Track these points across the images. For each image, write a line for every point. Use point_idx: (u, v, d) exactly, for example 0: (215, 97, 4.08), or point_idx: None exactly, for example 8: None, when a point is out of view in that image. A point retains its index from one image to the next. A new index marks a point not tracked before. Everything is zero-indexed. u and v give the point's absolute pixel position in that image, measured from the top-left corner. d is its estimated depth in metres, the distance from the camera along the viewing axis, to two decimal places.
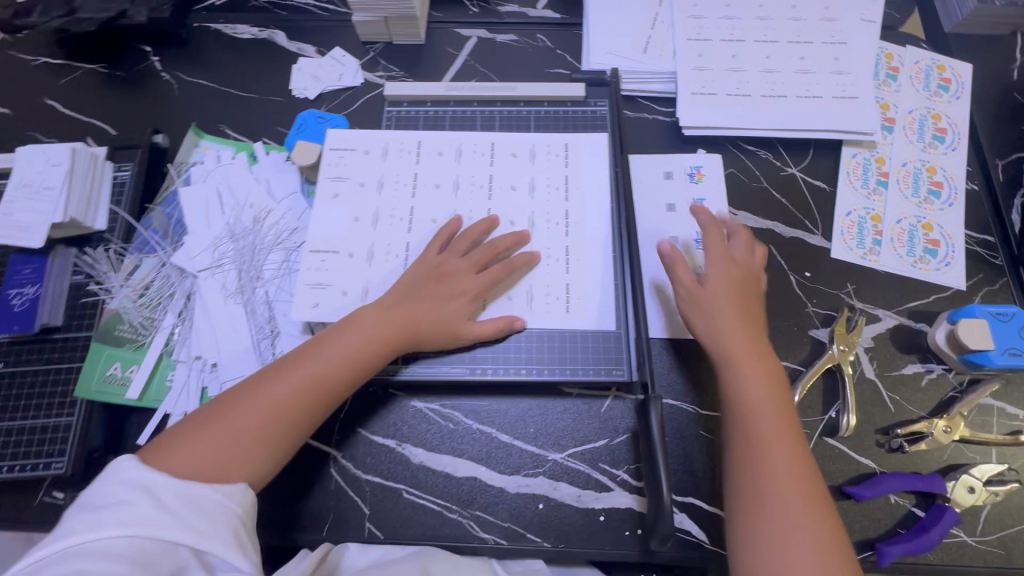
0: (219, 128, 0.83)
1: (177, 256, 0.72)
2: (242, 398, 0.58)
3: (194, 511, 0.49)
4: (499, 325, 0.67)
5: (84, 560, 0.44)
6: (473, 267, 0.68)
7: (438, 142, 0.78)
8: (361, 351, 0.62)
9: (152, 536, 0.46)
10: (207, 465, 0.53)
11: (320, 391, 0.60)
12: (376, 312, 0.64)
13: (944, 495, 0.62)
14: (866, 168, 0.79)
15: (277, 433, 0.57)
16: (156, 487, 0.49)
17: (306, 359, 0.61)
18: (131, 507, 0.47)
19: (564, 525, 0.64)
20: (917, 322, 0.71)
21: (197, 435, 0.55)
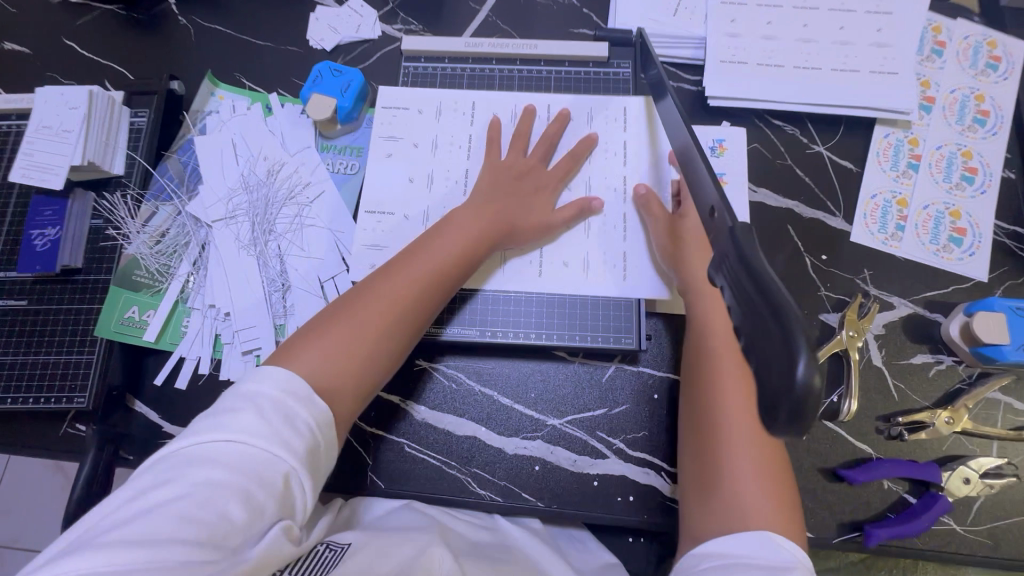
0: (235, 76, 0.82)
1: (192, 206, 0.73)
2: (353, 304, 0.57)
3: (290, 428, 0.46)
4: (577, 207, 0.70)
5: (190, 467, 0.42)
6: (541, 160, 0.72)
7: (457, 107, 0.77)
8: (462, 249, 0.64)
9: (250, 445, 0.43)
10: (347, 356, 0.53)
11: (431, 288, 0.61)
12: (468, 215, 0.66)
13: (938, 484, 0.62)
14: (897, 150, 0.75)
15: (396, 333, 0.58)
16: (259, 397, 0.46)
17: (409, 261, 0.61)
18: (235, 415, 0.45)
19: (558, 487, 0.66)
20: (932, 312, 0.70)
21: (327, 334, 0.54)
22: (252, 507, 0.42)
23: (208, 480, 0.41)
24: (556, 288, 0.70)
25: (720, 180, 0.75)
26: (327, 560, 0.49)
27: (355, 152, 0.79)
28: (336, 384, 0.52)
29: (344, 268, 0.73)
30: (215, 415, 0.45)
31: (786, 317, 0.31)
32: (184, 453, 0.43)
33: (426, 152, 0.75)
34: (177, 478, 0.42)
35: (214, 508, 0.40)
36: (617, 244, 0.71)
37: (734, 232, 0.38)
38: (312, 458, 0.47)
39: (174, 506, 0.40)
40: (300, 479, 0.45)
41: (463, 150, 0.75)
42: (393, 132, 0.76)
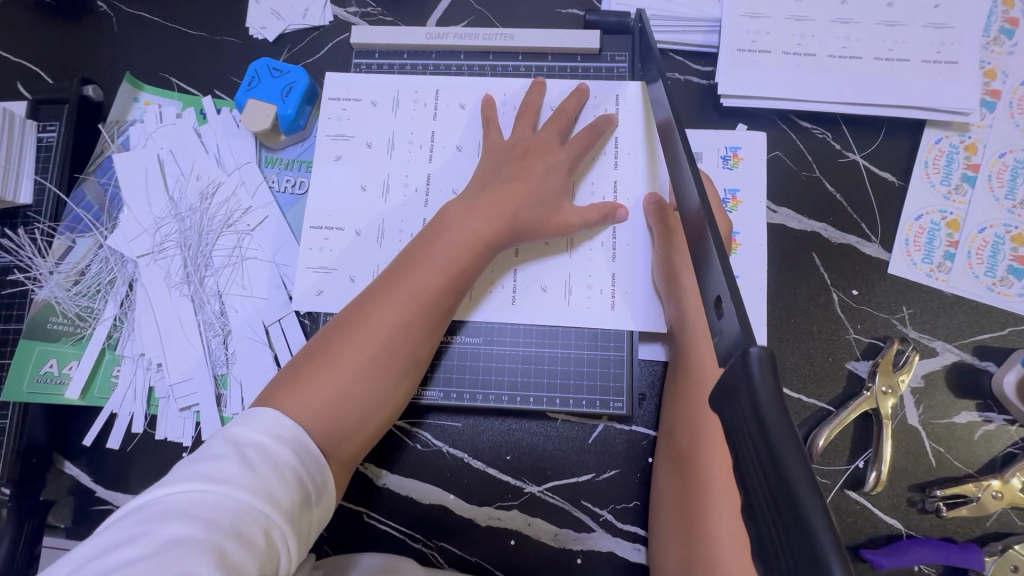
0: (160, 74, 0.69)
1: (113, 238, 0.63)
2: (339, 337, 0.52)
3: (277, 478, 0.43)
4: (600, 211, 0.58)
5: (163, 520, 0.39)
6: (555, 138, 0.60)
7: (414, 101, 0.64)
8: (458, 259, 0.54)
9: (230, 495, 0.41)
10: (329, 400, 0.50)
11: (424, 310, 0.53)
12: (466, 214, 0.56)
13: (977, 571, 0.54)
14: (950, 158, 0.62)
15: (388, 366, 0.52)
16: (248, 444, 0.44)
17: (397, 280, 0.54)
18: (219, 463, 0.42)
19: (536, 564, 0.58)
20: (982, 359, 0.59)
21: (312, 376, 0.50)
22: (225, 563, 0.38)
23: (178, 535, 0.38)
24: (532, 316, 0.58)
25: (732, 198, 0.63)
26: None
27: (304, 166, 0.67)
28: (321, 433, 0.49)
29: (292, 309, 0.63)
30: (199, 461, 0.43)
31: (821, 551, 0.22)
32: (159, 504, 0.41)
33: (380, 156, 0.63)
34: (148, 533, 0.39)
35: (180, 566, 0.37)
36: (602, 278, 0.59)
37: (750, 374, 0.27)
38: (299, 512, 0.44)
39: (139, 566, 0.37)
40: (283, 532, 0.42)
41: (422, 164, 0.63)
42: (343, 130, 0.64)
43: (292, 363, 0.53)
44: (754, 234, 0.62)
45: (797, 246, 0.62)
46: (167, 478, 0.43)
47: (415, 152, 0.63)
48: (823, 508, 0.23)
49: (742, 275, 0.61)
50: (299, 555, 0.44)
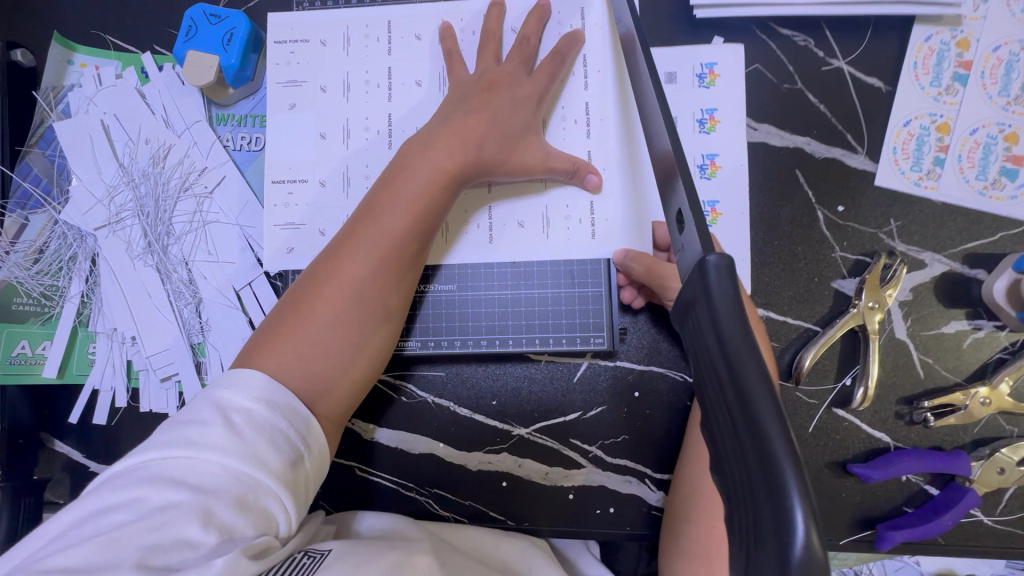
0: (92, 31, 0.64)
1: (67, 211, 0.61)
2: (311, 292, 0.50)
3: (267, 441, 0.42)
4: (570, 162, 0.55)
5: (148, 485, 0.39)
6: (521, 70, 0.56)
7: (366, 37, 0.59)
8: (424, 197, 0.52)
9: (217, 460, 0.40)
10: (309, 353, 0.49)
11: (396, 255, 0.52)
12: (427, 148, 0.53)
13: (965, 476, 0.54)
14: (941, 56, 0.58)
15: (364, 315, 0.51)
16: (235, 409, 0.43)
17: (363, 227, 0.52)
18: (204, 428, 0.41)
19: (529, 503, 0.59)
20: (972, 268, 0.57)
21: (289, 331, 0.49)
22: (217, 527, 0.38)
23: (168, 501, 0.38)
24: (507, 253, 0.57)
25: (710, 118, 0.60)
26: (304, 567, 0.40)
27: (258, 121, 0.64)
28: (304, 390, 0.48)
29: (262, 271, 0.61)
30: (186, 424, 0.42)
31: (776, 463, 0.20)
32: (149, 469, 0.40)
33: (336, 99, 0.59)
34: (138, 497, 0.38)
35: (173, 531, 0.37)
36: (581, 209, 0.56)
37: (710, 288, 0.26)
38: (293, 474, 0.44)
39: (132, 530, 0.37)
40: (275, 495, 0.41)
41: (380, 104, 0.59)
42: (295, 75, 0.59)
43: (267, 321, 0.51)
44: (735, 156, 0.59)
45: (781, 164, 0.59)
46: (157, 439, 0.42)
47: (372, 94, 0.59)
48: (777, 415, 0.21)
49: (721, 201, 0.59)
50: (296, 515, 0.43)
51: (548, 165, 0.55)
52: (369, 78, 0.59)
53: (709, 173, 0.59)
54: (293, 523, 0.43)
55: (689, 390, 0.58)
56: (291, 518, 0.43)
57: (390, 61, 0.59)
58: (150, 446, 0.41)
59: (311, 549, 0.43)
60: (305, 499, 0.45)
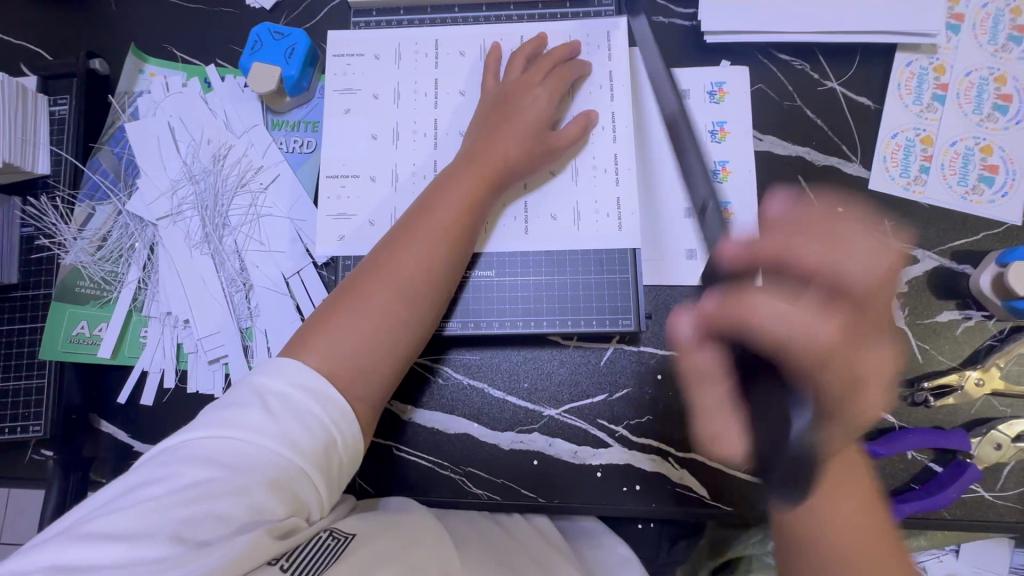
0: (163, 45, 0.71)
1: (132, 203, 0.66)
2: (364, 278, 0.54)
3: (299, 426, 0.45)
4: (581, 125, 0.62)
5: (184, 464, 0.42)
6: (545, 84, 0.62)
7: (415, 53, 0.67)
8: (471, 197, 0.57)
9: (254, 441, 0.43)
10: (362, 341, 0.52)
11: (445, 247, 0.56)
12: (477, 157, 0.58)
13: (966, 452, 0.58)
14: (921, 80, 0.66)
15: (414, 300, 0.54)
16: (271, 393, 0.46)
17: (415, 225, 0.56)
18: (243, 411, 0.45)
19: (558, 480, 0.62)
20: (960, 263, 0.63)
21: (342, 319, 0.52)
22: (249, 505, 0.41)
23: (206, 476, 0.42)
24: (542, 242, 0.62)
25: (721, 130, 0.67)
26: (330, 549, 0.44)
27: (310, 127, 0.70)
28: (358, 377, 0.51)
29: (310, 260, 0.66)
30: (228, 407, 0.46)
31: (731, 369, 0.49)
32: (192, 445, 0.44)
33: (387, 106, 0.66)
34: (176, 474, 0.42)
35: (206, 506, 0.41)
36: (609, 204, 0.62)
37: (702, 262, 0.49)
38: (325, 458, 0.46)
39: (170, 503, 0.40)
40: (305, 479, 0.44)
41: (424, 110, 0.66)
42: (351, 84, 0.66)
43: (320, 309, 0.55)
44: (743, 163, 0.66)
45: (785, 170, 0.66)
46: (203, 417, 0.46)
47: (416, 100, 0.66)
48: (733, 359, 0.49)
49: (733, 202, 0.65)
50: (326, 497, 0.46)
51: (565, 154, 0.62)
52: (417, 88, 0.66)
53: (721, 177, 0.66)
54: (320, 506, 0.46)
55: None
56: (323, 499, 0.46)
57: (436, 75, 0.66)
58: (193, 425, 0.45)
59: (336, 530, 0.47)
60: (337, 484, 0.48)
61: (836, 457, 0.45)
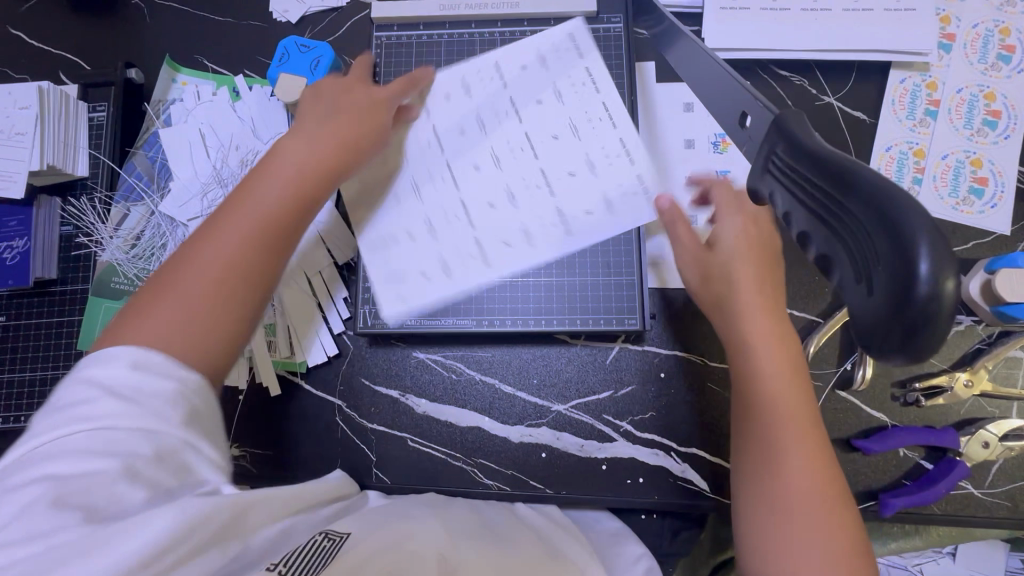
0: (196, 56, 0.75)
1: (165, 204, 0.69)
2: (189, 255, 0.47)
3: (161, 395, 0.40)
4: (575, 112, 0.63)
5: (41, 469, 0.36)
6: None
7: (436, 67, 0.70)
8: (310, 170, 0.55)
9: (121, 422, 0.38)
10: (178, 320, 0.45)
11: (285, 216, 0.52)
12: (303, 130, 0.57)
13: (955, 450, 0.61)
14: (914, 96, 0.70)
15: (276, 269, 0.50)
16: (105, 374, 0.40)
17: (238, 197, 0.51)
18: (90, 403, 0.38)
19: (565, 472, 0.65)
20: None
21: (154, 298, 0.46)
22: (143, 482, 0.37)
23: (84, 468, 0.36)
24: (550, 243, 0.63)
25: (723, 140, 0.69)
26: (325, 549, 0.44)
27: None
28: (186, 345, 0.44)
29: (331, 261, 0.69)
30: (66, 402, 0.38)
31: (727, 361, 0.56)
32: (45, 447, 0.37)
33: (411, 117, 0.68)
34: (38, 479, 0.36)
35: (95, 498, 0.36)
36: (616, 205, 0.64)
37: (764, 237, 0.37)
38: (200, 419, 0.42)
39: (45, 508, 0.35)
40: (189, 443, 0.40)
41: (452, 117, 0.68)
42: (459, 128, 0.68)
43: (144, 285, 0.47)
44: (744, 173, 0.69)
45: None
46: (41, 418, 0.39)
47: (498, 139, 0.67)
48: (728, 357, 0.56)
49: None
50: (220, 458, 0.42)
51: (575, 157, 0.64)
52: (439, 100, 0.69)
53: None
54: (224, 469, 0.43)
55: (709, 372, 0.65)
56: (218, 459, 0.42)
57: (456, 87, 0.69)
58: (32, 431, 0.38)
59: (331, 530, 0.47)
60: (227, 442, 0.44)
61: (780, 432, 0.49)
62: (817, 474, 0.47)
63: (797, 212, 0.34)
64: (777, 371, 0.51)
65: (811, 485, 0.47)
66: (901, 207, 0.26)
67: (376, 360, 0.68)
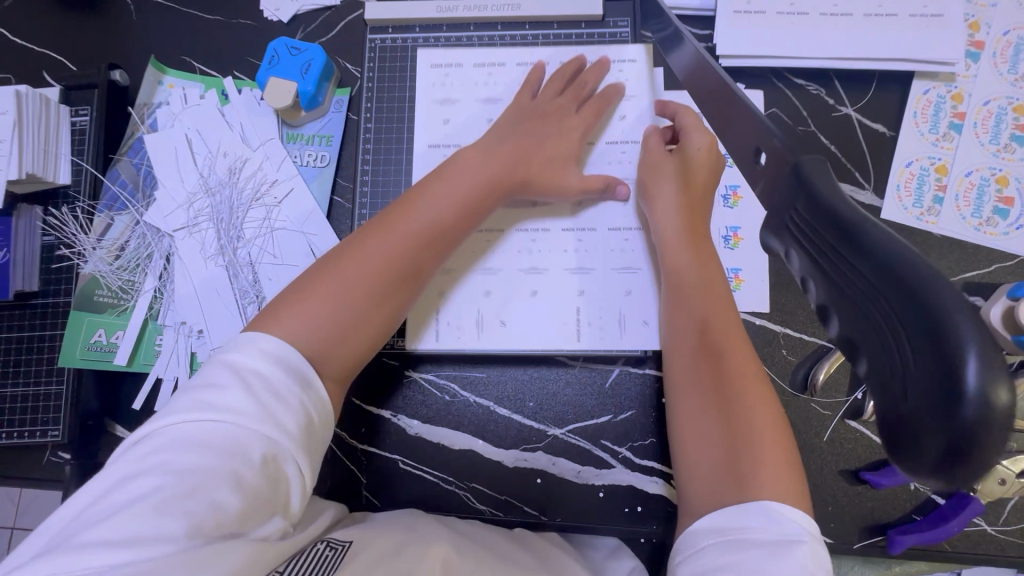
0: (182, 57, 0.72)
1: (150, 214, 0.67)
2: (345, 255, 0.56)
3: (284, 407, 0.46)
4: (600, 181, 0.65)
5: (172, 452, 0.43)
6: (573, 104, 0.67)
7: (441, 77, 0.70)
8: (457, 207, 0.60)
9: (237, 423, 0.44)
10: (332, 318, 0.53)
11: (428, 240, 0.59)
12: (448, 181, 0.61)
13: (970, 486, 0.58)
14: (937, 108, 0.66)
15: (395, 293, 0.57)
16: (251, 372, 0.47)
17: (407, 208, 0.59)
18: (221, 393, 0.46)
19: (561, 499, 0.62)
20: (970, 295, 0.63)
21: (319, 286, 0.54)
22: (242, 488, 0.42)
23: (196, 465, 0.42)
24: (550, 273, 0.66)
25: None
26: (328, 559, 0.47)
27: (324, 141, 0.70)
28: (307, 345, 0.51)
29: None
30: (203, 389, 0.46)
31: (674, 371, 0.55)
32: (167, 434, 0.44)
33: (418, 128, 0.69)
34: (164, 462, 0.42)
35: (202, 496, 0.41)
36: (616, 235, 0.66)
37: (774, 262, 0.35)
38: (305, 433, 0.48)
39: (167, 496, 0.41)
40: (292, 457, 0.46)
41: (459, 128, 0.69)
42: (536, 264, 0.66)
43: (310, 270, 0.57)
44: None
45: None
46: (171, 409, 0.46)
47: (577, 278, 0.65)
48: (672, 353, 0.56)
49: (743, 227, 0.65)
50: (310, 476, 0.47)
51: (588, 186, 0.65)
52: (444, 111, 0.69)
53: (732, 202, 0.66)
54: (306, 491, 0.47)
55: None
56: (309, 478, 0.48)
57: (463, 96, 0.69)
58: (167, 414, 0.45)
59: (333, 539, 0.51)
60: (317, 463, 0.49)
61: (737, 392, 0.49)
62: (768, 412, 0.48)
63: (815, 274, 0.29)
64: (732, 331, 0.53)
65: (759, 434, 0.47)
66: (945, 303, 0.22)
67: (369, 379, 0.65)
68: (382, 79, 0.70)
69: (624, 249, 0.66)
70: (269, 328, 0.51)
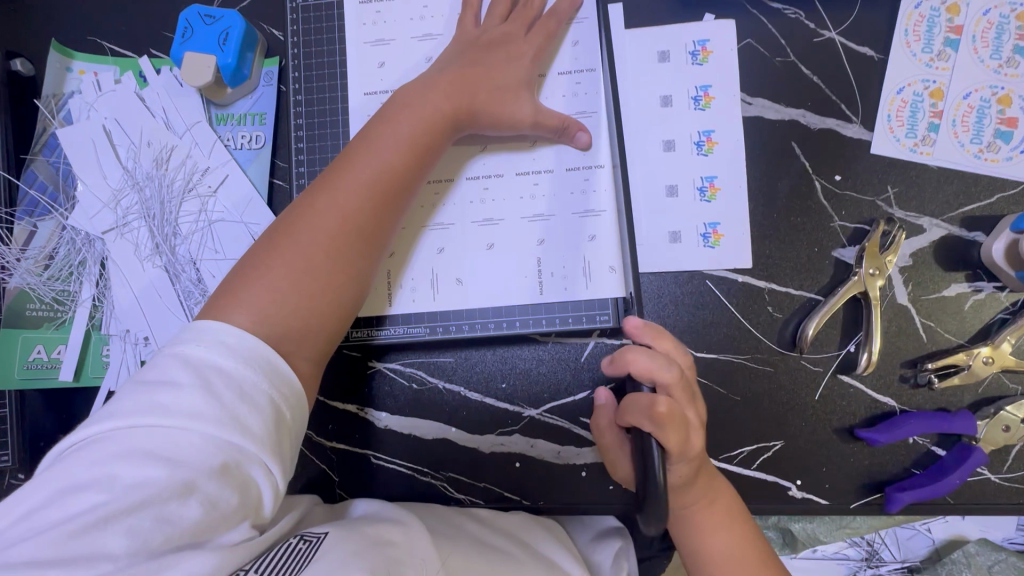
0: (90, 37, 0.65)
1: (74, 216, 0.62)
2: (299, 219, 0.50)
3: (248, 407, 0.40)
4: (559, 120, 0.58)
5: (120, 462, 0.37)
6: (519, 31, 0.59)
7: (373, 16, 0.62)
8: (411, 149, 0.53)
9: (194, 429, 0.38)
10: (290, 294, 0.48)
11: (386, 193, 0.52)
12: (393, 123, 0.54)
13: (971, 435, 0.55)
14: (931, 23, 0.59)
15: (365, 251, 0.52)
16: (213, 370, 0.41)
17: (355, 154, 0.53)
18: (178, 392, 0.39)
19: (544, 481, 0.60)
20: (971, 231, 0.57)
21: (270, 260, 0.49)
22: (201, 500, 0.37)
23: (147, 478, 0.37)
24: (511, 239, 0.59)
25: (703, 50, 0.60)
26: (302, 552, 0.42)
27: (257, 119, 0.64)
28: (263, 325, 0.46)
29: None
30: (157, 386, 0.40)
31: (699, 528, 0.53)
32: (116, 440, 0.38)
33: (353, 74, 0.62)
34: (112, 474, 0.37)
35: (154, 511, 0.36)
36: (578, 180, 0.59)
37: None
38: (277, 435, 0.41)
39: (113, 512, 0.36)
40: (261, 462, 0.40)
41: (398, 68, 0.62)
42: (491, 213, 0.60)
43: (258, 243, 0.51)
44: (731, 133, 0.60)
45: (776, 135, 0.59)
46: (120, 406, 0.40)
47: (541, 224, 0.59)
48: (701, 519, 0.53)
49: (719, 175, 0.60)
50: (283, 480, 0.42)
51: (539, 121, 0.58)
52: (379, 52, 0.62)
53: (705, 150, 0.60)
54: (282, 494, 0.42)
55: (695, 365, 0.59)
56: (283, 482, 0.42)
57: (398, 32, 0.62)
58: (116, 414, 0.39)
59: (306, 533, 0.45)
60: (292, 461, 0.43)
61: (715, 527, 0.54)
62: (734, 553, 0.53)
63: None
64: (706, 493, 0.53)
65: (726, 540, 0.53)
66: None
67: (334, 373, 0.61)
68: (308, 43, 0.63)
69: (586, 194, 0.59)
70: (225, 313, 0.46)
